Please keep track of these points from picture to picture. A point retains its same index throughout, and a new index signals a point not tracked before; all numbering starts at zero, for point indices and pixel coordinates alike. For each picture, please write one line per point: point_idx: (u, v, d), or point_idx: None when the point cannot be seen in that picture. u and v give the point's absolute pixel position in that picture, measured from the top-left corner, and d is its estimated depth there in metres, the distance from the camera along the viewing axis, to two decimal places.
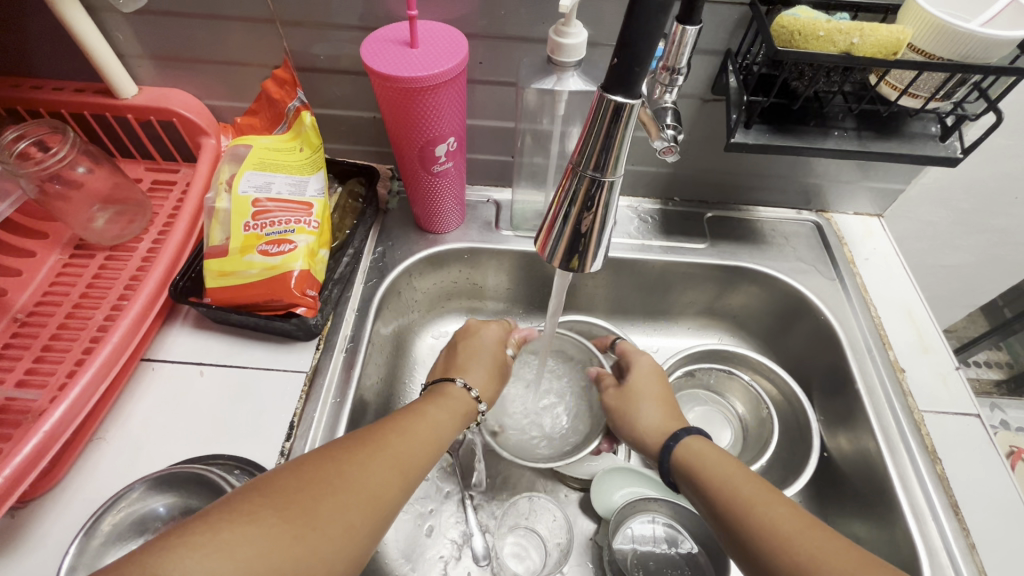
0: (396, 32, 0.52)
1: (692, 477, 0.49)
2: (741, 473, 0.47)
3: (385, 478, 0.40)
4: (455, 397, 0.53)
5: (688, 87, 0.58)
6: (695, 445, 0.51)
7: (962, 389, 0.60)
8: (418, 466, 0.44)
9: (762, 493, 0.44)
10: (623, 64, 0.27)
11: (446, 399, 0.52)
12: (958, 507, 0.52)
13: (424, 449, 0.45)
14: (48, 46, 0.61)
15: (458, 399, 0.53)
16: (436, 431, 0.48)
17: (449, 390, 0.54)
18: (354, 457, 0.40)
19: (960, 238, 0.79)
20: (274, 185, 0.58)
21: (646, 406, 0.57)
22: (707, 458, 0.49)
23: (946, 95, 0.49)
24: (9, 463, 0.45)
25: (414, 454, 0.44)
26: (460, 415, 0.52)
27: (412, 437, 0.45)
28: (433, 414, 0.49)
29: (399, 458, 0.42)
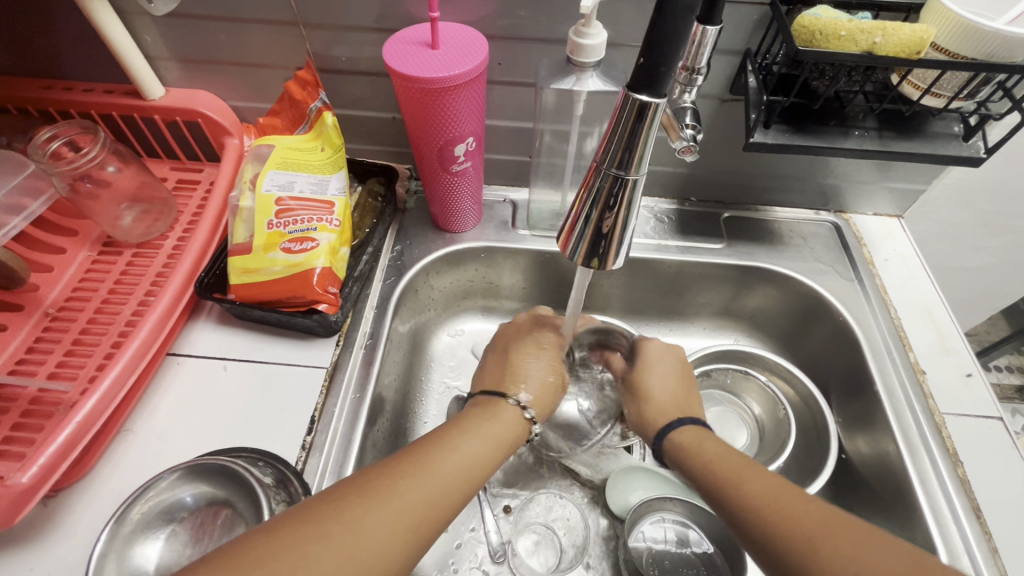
0: (417, 33, 0.53)
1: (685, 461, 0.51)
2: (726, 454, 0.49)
3: (387, 535, 0.36)
4: (507, 422, 0.51)
5: (706, 87, 0.59)
6: (689, 432, 0.53)
7: (984, 392, 0.59)
8: (431, 518, 0.40)
9: (743, 469, 0.47)
10: (650, 64, 0.27)
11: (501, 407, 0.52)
12: (980, 510, 0.51)
13: (442, 497, 0.41)
14: (79, 48, 0.62)
15: (507, 424, 0.51)
16: (460, 474, 0.44)
17: (500, 412, 0.52)
18: (355, 509, 0.36)
19: (982, 240, 0.78)
20: (297, 184, 0.59)
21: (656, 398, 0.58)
22: (697, 443, 0.52)
23: (970, 94, 0.48)
24: (42, 452, 0.46)
25: (428, 504, 0.40)
26: (506, 444, 0.50)
27: (428, 485, 0.41)
28: (461, 451, 0.45)
29: (409, 510, 0.39)
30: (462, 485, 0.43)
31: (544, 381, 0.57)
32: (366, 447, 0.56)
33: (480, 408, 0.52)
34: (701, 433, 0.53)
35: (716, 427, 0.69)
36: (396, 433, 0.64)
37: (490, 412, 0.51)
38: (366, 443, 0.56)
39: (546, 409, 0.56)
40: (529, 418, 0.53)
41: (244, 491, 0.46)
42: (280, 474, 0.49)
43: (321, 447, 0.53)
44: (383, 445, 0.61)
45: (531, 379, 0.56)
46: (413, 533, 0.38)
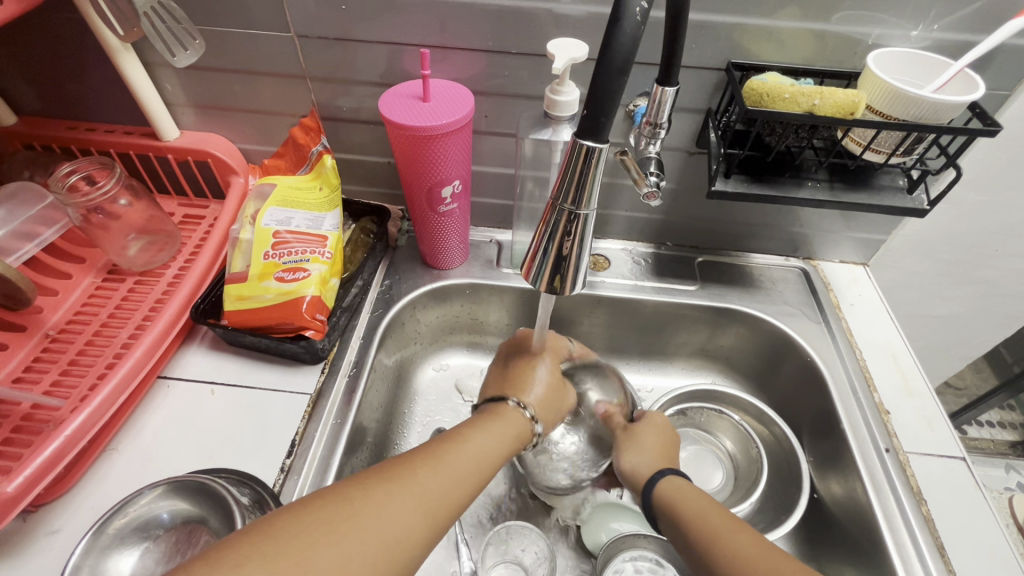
0: (410, 88, 0.59)
1: (670, 516, 0.50)
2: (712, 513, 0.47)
3: (411, 520, 0.39)
4: (509, 422, 0.53)
5: (674, 141, 0.64)
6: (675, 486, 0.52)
7: (947, 433, 0.60)
8: (449, 503, 0.43)
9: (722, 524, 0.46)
10: (593, 114, 0.31)
11: (499, 421, 0.52)
12: (944, 549, 0.52)
13: (459, 489, 0.44)
14: (104, 94, 0.68)
15: (511, 421, 0.53)
16: (473, 467, 0.46)
17: (503, 411, 0.53)
18: (382, 492, 0.39)
19: (947, 289, 0.81)
20: (294, 220, 0.63)
21: (637, 454, 0.58)
22: (678, 502, 0.50)
23: (907, 151, 0.53)
24: (29, 464, 0.48)
25: (448, 495, 0.43)
26: (512, 443, 0.52)
27: (442, 474, 0.44)
28: (474, 445, 0.48)
29: (430, 501, 0.41)
30: (474, 472, 0.46)
31: (552, 394, 0.58)
32: (344, 474, 0.58)
33: (483, 412, 0.53)
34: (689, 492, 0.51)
35: (692, 467, 0.70)
36: (377, 463, 0.66)
37: (497, 414, 0.53)
38: (344, 469, 0.58)
39: (548, 419, 0.57)
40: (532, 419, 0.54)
41: (219, 510, 0.47)
42: (256, 495, 0.50)
43: (299, 470, 0.55)
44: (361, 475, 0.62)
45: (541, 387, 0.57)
46: (432, 517, 0.41)
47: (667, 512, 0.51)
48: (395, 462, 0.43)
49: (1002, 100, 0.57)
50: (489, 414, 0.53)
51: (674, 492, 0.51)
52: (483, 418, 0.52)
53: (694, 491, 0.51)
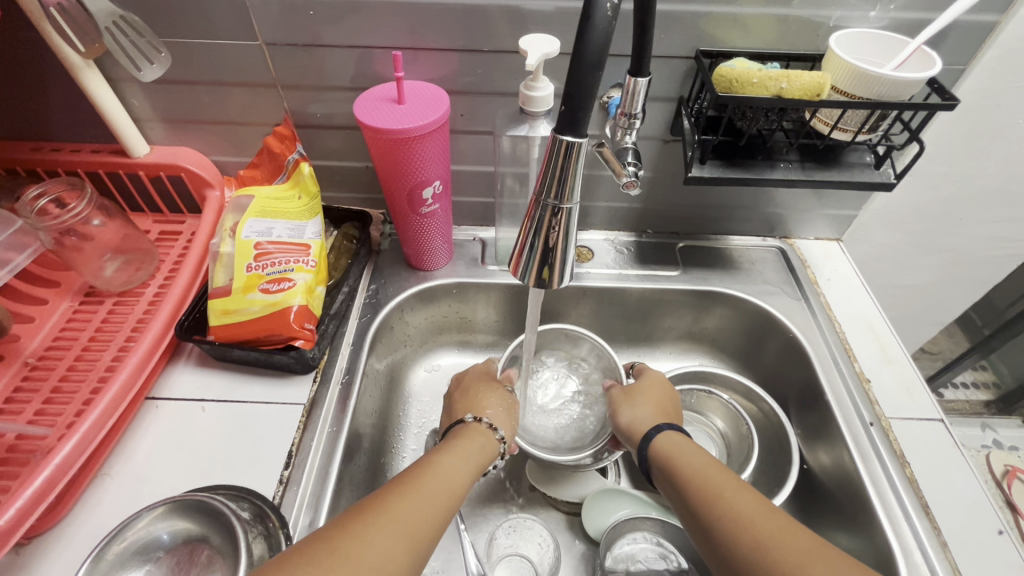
0: (384, 91, 0.59)
1: (670, 474, 0.52)
2: (711, 473, 0.48)
3: (397, 545, 0.40)
4: (473, 441, 0.55)
5: (649, 130, 0.65)
6: (673, 439, 0.54)
7: (925, 396, 0.63)
8: (429, 524, 0.43)
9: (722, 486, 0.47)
10: (571, 109, 0.31)
11: (465, 442, 0.54)
12: (929, 507, 0.54)
13: (438, 508, 0.45)
14: (67, 113, 0.67)
15: (475, 439, 0.55)
16: (447, 489, 0.47)
17: (467, 431, 0.56)
18: (363, 524, 0.40)
19: (918, 258, 0.84)
20: (275, 230, 0.62)
21: (638, 407, 0.60)
22: (679, 463, 0.51)
23: (872, 128, 0.55)
24: (20, 495, 0.47)
25: (427, 514, 0.44)
26: (479, 461, 0.53)
27: (418, 497, 0.44)
28: (445, 466, 0.49)
29: (411, 522, 0.42)
30: (449, 496, 0.47)
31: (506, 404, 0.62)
32: (343, 482, 0.58)
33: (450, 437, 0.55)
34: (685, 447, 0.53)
35: None
36: (375, 468, 0.66)
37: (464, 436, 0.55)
38: (343, 477, 0.58)
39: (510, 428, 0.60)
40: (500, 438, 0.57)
41: (220, 527, 0.47)
42: (257, 509, 0.50)
43: (298, 480, 0.55)
44: (360, 481, 0.62)
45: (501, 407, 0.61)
46: (416, 540, 0.41)
47: (666, 470, 0.52)
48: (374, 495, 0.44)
49: (958, 74, 0.60)
50: (454, 439, 0.55)
51: (675, 451, 0.53)
52: (453, 441, 0.54)
53: (694, 448, 0.52)
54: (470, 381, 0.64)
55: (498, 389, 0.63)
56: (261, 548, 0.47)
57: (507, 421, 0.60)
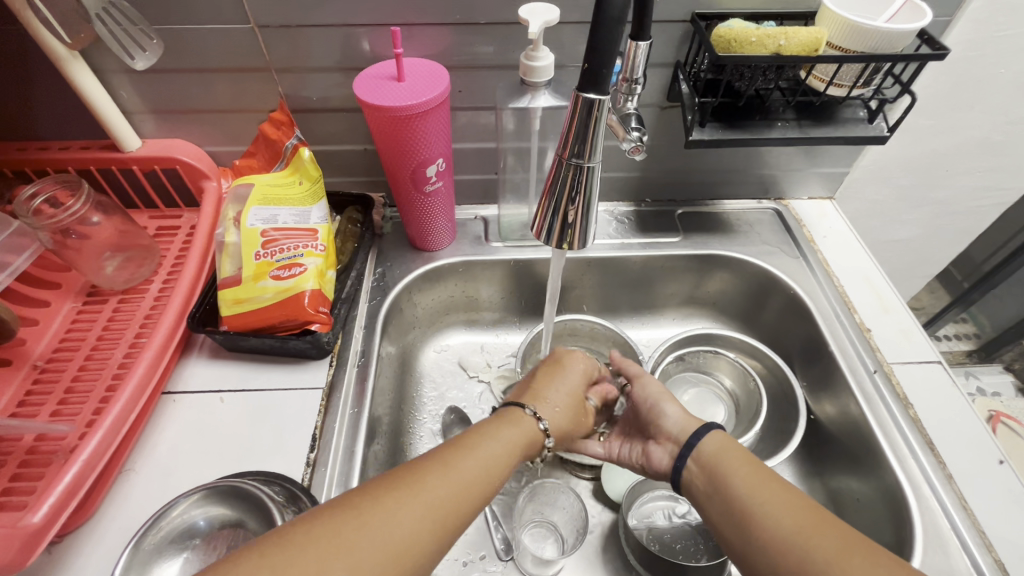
0: (383, 69, 0.58)
1: (712, 474, 0.49)
2: (761, 471, 0.47)
3: (423, 530, 0.39)
4: (520, 427, 0.50)
5: (647, 96, 0.66)
6: (718, 444, 0.50)
7: (923, 341, 0.66)
8: (458, 508, 0.42)
9: (773, 488, 0.45)
10: (593, 68, 0.32)
11: (507, 425, 0.50)
12: (933, 444, 0.57)
13: (476, 486, 0.43)
14: (53, 109, 0.65)
15: (524, 428, 0.51)
16: (488, 467, 0.45)
17: (520, 419, 0.51)
18: (390, 499, 0.39)
19: (906, 213, 0.87)
20: (280, 217, 0.62)
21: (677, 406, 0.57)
22: (722, 464, 0.48)
23: (866, 82, 0.57)
24: (49, 494, 0.47)
25: (462, 495, 0.42)
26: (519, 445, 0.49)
27: (451, 478, 0.42)
28: (487, 445, 0.47)
29: (444, 502, 0.41)
30: (485, 480, 0.44)
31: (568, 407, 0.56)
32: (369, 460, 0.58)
33: (495, 416, 0.51)
34: (730, 452, 0.49)
35: (696, 407, 0.74)
36: (395, 448, 0.67)
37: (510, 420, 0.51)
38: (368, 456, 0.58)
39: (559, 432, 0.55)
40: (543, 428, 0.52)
41: (255, 510, 0.47)
42: (289, 491, 0.51)
43: (325, 462, 0.55)
44: (382, 460, 0.64)
45: (559, 402, 0.56)
46: (438, 527, 0.40)
47: (708, 468, 0.49)
48: (405, 468, 0.42)
49: (944, 26, 0.61)
50: (500, 418, 0.51)
51: (719, 449, 0.50)
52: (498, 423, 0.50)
53: (737, 449, 0.49)
54: (543, 374, 0.59)
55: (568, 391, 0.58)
56: None
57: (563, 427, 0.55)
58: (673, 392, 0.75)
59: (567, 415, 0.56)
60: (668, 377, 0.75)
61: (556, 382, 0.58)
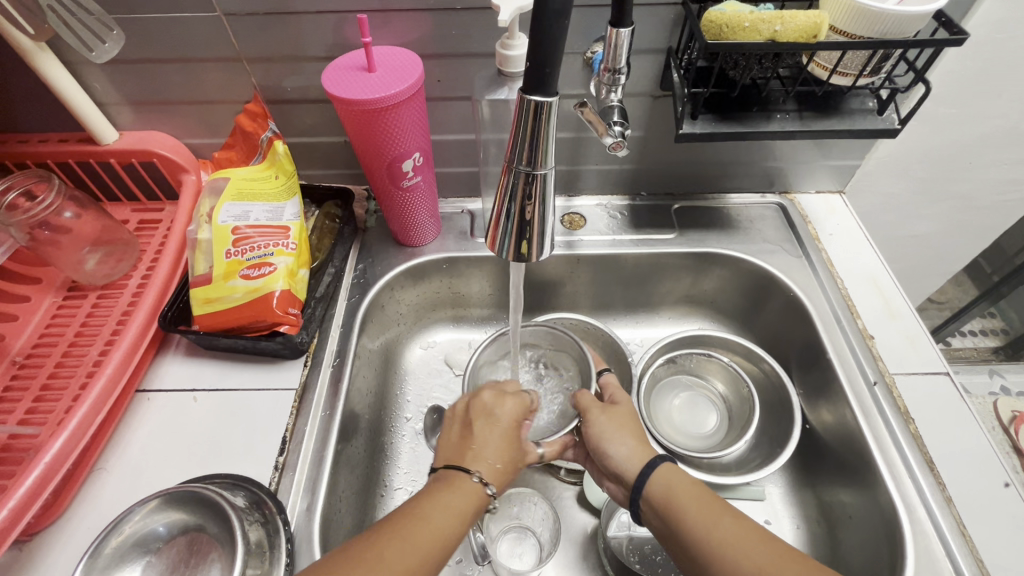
0: (353, 59, 0.55)
1: (667, 515, 0.47)
2: (713, 503, 0.46)
3: None
4: (460, 494, 0.47)
5: (636, 86, 0.62)
6: (665, 482, 0.49)
7: (931, 350, 0.61)
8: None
9: (728, 521, 0.44)
10: (536, 66, 0.30)
11: (447, 494, 0.47)
12: (933, 463, 0.53)
13: (425, 560, 0.42)
14: (29, 101, 0.64)
15: (464, 496, 0.47)
16: (436, 539, 0.44)
17: (460, 483, 0.48)
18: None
19: (924, 208, 0.81)
20: (252, 213, 0.60)
21: (626, 442, 0.53)
22: (676, 503, 0.47)
23: (874, 70, 0.52)
24: (11, 495, 0.47)
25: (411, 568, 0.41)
26: (466, 510, 0.47)
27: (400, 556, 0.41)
28: (432, 515, 0.45)
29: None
30: (431, 554, 0.43)
31: (507, 456, 0.52)
32: (340, 461, 0.58)
33: (436, 481, 0.49)
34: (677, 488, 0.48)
35: (686, 412, 0.71)
36: (373, 449, 0.66)
37: (448, 486, 0.48)
38: (339, 457, 0.57)
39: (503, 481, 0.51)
40: (490, 492, 0.49)
41: (215, 517, 0.47)
42: (253, 497, 0.50)
43: (294, 466, 0.54)
44: (360, 462, 0.63)
45: (496, 453, 0.51)
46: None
47: (662, 512, 0.47)
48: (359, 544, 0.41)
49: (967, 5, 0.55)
50: (437, 484, 0.48)
51: (669, 489, 0.48)
52: (439, 493, 0.47)
53: (686, 482, 0.48)
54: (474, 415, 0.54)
55: (502, 436, 0.53)
56: (259, 534, 0.48)
57: (508, 476, 0.52)
58: (663, 396, 0.72)
59: (509, 462, 0.52)
60: (658, 380, 0.73)
61: (487, 430, 0.53)
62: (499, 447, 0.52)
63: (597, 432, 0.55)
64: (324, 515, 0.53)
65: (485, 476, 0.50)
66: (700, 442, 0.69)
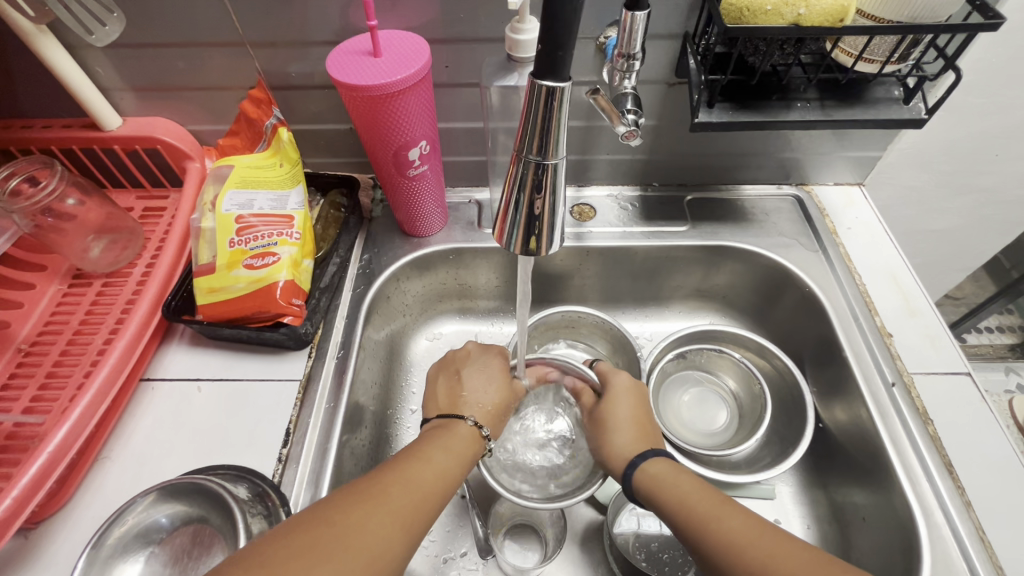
0: (358, 43, 0.54)
1: (656, 508, 0.48)
2: (689, 491, 0.46)
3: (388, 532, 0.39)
4: (461, 438, 0.52)
5: (650, 73, 0.60)
6: (664, 472, 0.49)
7: (951, 349, 0.60)
8: (420, 517, 0.43)
9: (721, 506, 0.44)
10: (549, 51, 0.29)
11: (446, 438, 0.51)
12: (952, 466, 0.52)
13: (426, 497, 0.44)
14: (32, 86, 0.63)
15: (464, 438, 0.52)
16: (437, 480, 0.46)
17: (457, 428, 0.53)
18: (364, 508, 0.40)
19: (947, 201, 0.78)
20: (256, 202, 0.59)
21: (620, 436, 0.55)
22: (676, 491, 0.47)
23: (902, 56, 0.49)
24: (15, 484, 0.46)
25: (414, 504, 0.43)
26: (467, 456, 0.51)
27: (414, 486, 0.44)
28: (431, 458, 0.48)
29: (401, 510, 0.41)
30: (441, 485, 0.47)
31: (496, 401, 0.59)
32: (345, 453, 0.57)
33: (433, 428, 0.53)
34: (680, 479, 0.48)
35: (696, 409, 0.70)
36: (378, 441, 0.65)
37: (445, 430, 0.53)
38: (344, 449, 0.57)
39: (494, 422, 0.58)
40: (484, 434, 0.55)
41: (217, 508, 0.47)
42: (256, 488, 0.49)
43: (297, 458, 0.54)
44: (364, 454, 0.62)
45: (484, 397, 0.58)
46: (407, 533, 0.41)
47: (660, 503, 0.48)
48: (371, 480, 0.43)
49: None
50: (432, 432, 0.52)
51: (669, 480, 0.48)
52: (433, 437, 0.51)
53: (683, 476, 0.48)
54: (459, 366, 0.61)
55: (489, 383, 0.60)
56: (262, 526, 0.46)
57: (499, 421, 0.58)
58: (672, 392, 0.71)
59: (499, 409, 0.59)
60: (667, 375, 0.71)
61: (471, 381, 0.60)
62: (488, 392, 0.59)
63: (599, 421, 0.57)
64: None
65: (477, 420, 0.56)
66: (710, 440, 0.67)
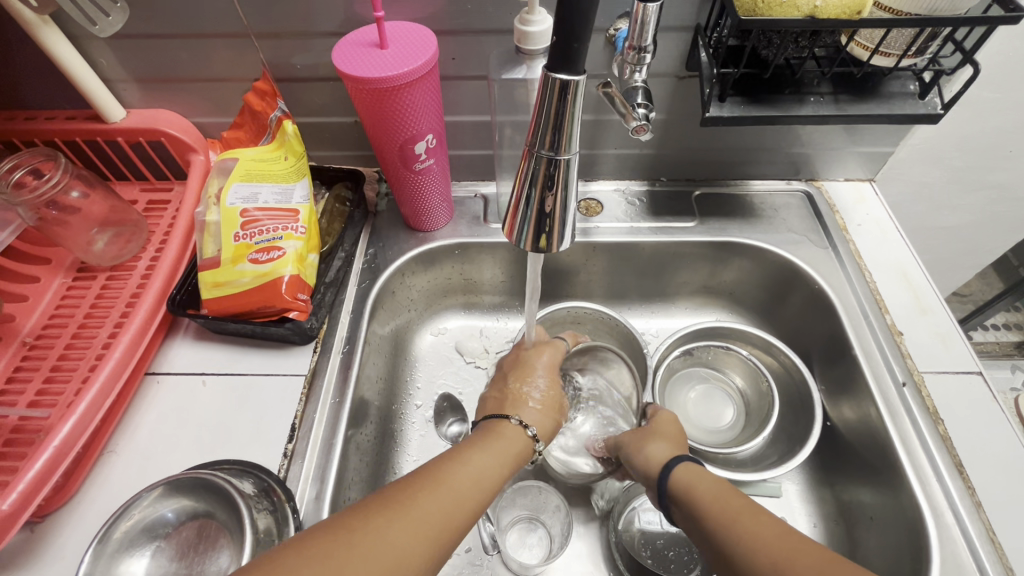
0: (365, 35, 0.53)
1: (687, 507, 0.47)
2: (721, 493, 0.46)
3: (419, 542, 0.38)
4: (507, 438, 0.51)
5: (660, 66, 0.59)
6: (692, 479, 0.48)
7: (962, 347, 0.59)
8: (456, 522, 0.42)
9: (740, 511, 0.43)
10: (563, 42, 0.28)
11: (495, 441, 0.51)
12: (962, 466, 0.51)
13: (467, 505, 0.43)
14: (35, 77, 0.62)
15: (510, 439, 0.52)
16: (478, 486, 0.45)
17: (503, 429, 0.53)
18: (394, 515, 0.38)
19: (958, 198, 0.77)
20: (261, 195, 0.59)
21: (657, 441, 0.54)
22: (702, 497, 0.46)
23: (919, 50, 0.49)
24: (21, 478, 0.46)
25: (451, 513, 0.42)
26: (512, 459, 0.50)
27: (445, 492, 0.42)
28: (475, 463, 0.47)
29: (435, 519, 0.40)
30: (477, 494, 0.45)
31: (548, 404, 0.58)
32: (350, 449, 0.57)
33: (480, 432, 0.52)
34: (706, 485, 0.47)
35: (702, 406, 0.69)
36: (383, 436, 0.65)
37: (493, 432, 0.52)
38: (349, 444, 0.57)
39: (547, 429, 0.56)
40: (532, 435, 0.54)
41: (223, 504, 0.46)
42: (262, 484, 0.49)
43: (303, 453, 0.54)
44: (369, 449, 0.62)
45: (536, 401, 0.57)
46: (435, 541, 0.39)
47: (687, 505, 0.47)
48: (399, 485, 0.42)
49: None
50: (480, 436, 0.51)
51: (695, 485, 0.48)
52: (479, 439, 0.51)
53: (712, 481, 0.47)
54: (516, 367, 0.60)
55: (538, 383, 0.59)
56: (267, 521, 0.47)
57: (549, 423, 0.56)
58: (679, 389, 0.71)
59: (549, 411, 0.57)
60: (673, 372, 0.71)
61: (526, 382, 0.58)
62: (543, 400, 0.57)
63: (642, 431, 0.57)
64: (334, 504, 0.52)
65: (524, 420, 0.54)
66: (716, 437, 0.67)
